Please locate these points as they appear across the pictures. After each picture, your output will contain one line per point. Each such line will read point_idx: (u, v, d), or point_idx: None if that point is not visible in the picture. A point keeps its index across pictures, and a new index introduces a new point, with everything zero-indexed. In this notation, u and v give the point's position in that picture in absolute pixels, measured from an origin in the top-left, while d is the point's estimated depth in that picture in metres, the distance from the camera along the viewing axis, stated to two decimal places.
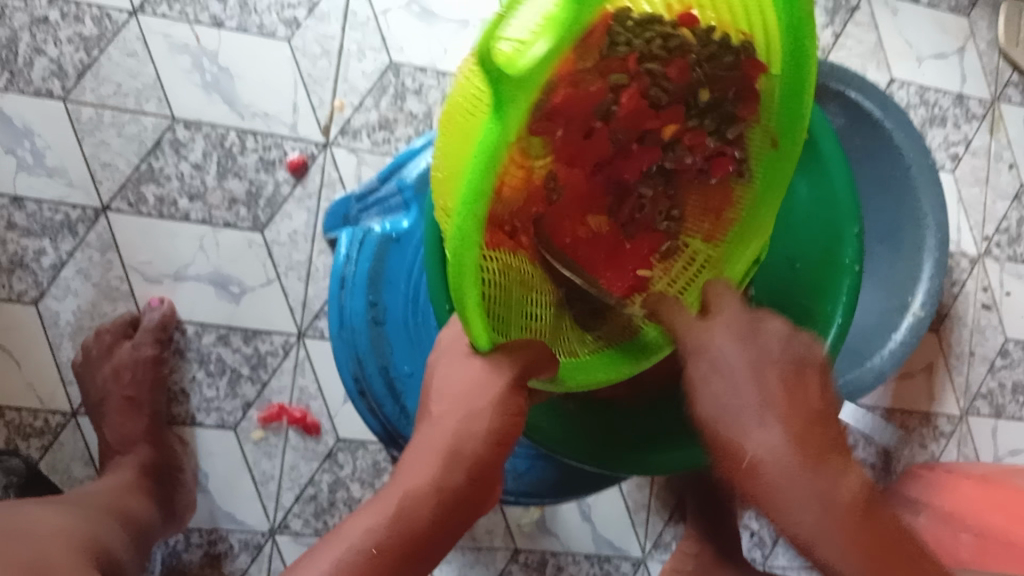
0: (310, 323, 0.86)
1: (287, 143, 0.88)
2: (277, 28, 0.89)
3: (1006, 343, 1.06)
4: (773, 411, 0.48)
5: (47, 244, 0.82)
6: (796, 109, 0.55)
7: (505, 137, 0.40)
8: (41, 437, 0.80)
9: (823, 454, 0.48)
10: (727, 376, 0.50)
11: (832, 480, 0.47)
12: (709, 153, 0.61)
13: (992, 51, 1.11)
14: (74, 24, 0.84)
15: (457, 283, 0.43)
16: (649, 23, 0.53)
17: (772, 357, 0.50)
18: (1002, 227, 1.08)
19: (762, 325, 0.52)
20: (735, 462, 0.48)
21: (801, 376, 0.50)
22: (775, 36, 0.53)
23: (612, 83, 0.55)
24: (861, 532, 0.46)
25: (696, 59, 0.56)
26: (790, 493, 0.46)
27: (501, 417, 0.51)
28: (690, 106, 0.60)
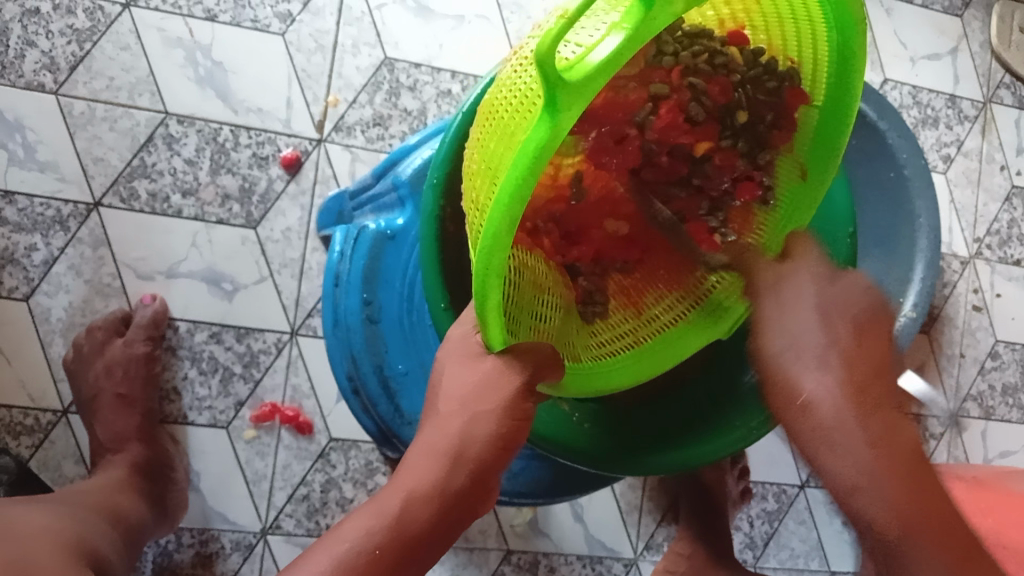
0: (303, 322, 0.86)
1: (280, 138, 0.87)
2: (272, 21, 0.89)
3: (997, 344, 1.06)
4: (838, 354, 0.47)
5: (38, 239, 0.81)
6: (835, 138, 0.59)
7: (552, 144, 0.39)
8: (31, 435, 0.79)
9: (878, 410, 0.46)
10: (793, 315, 0.50)
11: (889, 429, 0.46)
12: (737, 176, 0.62)
13: (984, 52, 1.11)
14: (66, 17, 0.84)
15: (481, 285, 0.43)
16: (696, 36, 0.57)
17: (845, 307, 0.49)
18: (993, 229, 1.09)
19: (842, 277, 0.51)
20: (790, 401, 0.48)
21: (870, 325, 0.49)
22: (824, 70, 0.56)
23: (651, 92, 0.56)
24: (908, 486, 0.45)
25: (739, 80, 0.58)
26: (846, 437, 0.45)
27: (505, 422, 0.51)
28: (724, 126, 0.60)
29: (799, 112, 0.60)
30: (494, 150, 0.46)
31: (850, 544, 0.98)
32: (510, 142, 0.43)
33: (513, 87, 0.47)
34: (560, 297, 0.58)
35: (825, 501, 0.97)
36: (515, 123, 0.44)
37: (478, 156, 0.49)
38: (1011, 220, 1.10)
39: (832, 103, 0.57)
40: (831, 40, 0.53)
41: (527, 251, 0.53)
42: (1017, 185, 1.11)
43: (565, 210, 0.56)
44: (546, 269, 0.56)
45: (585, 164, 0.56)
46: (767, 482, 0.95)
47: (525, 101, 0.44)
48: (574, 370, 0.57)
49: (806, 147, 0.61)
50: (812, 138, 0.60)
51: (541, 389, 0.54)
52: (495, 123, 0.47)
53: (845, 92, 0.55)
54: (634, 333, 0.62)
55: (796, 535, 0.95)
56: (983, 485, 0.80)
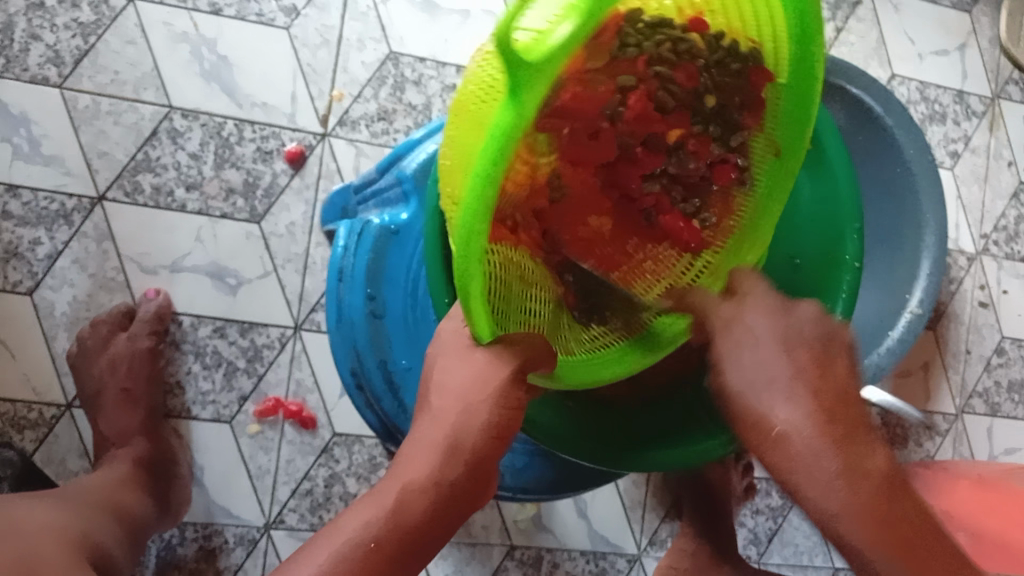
0: (307, 317, 0.86)
1: (285, 133, 0.87)
2: (277, 15, 0.88)
3: (1003, 342, 1.06)
4: (804, 383, 0.47)
5: (42, 233, 0.81)
6: (803, 113, 0.58)
7: (520, 125, 0.39)
8: (36, 429, 0.80)
9: (850, 433, 0.46)
10: (755, 348, 0.49)
11: (862, 456, 0.46)
12: (712, 161, 0.63)
13: (993, 48, 1.10)
14: (71, 11, 0.83)
15: (463, 277, 0.42)
16: (657, 26, 0.56)
17: (802, 337, 0.49)
18: (1001, 226, 1.08)
19: (796, 306, 0.51)
20: (761, 434, 0.47)
21: (828, 353, 0.49)
22: (785, 47, 0.55)
23: (619, 84, 0.56)
24: (886, 514, 0.45)
25: (704, 64, 0.59)
26: (817, 464, 0.45)
27: (499, 410, 0.50)
28: (696, 112, 0.61)
29: (766, 91, 0.60)
30: (460, 145, 0.46)
31: None
32: (475, 132, 0.43)
33: (478, 79, 0.47)
34: (549, 290, 0.57)
35: None
36: (478, 113, 0.44)
37: (449, 152, 0.49)
38: (1019, 217, 1.09)
39: (797, 77, 0.56)
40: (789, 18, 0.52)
41: (514, 247, 0.51)
42: None
43: (547, 205, 0.55)
44: (535, 263, 0.55)
45: (562, 161, 0.54)
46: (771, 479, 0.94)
47: (489, 89, 0.44)
48: (569, 363, 0.55)
49: (779, 127, 0.60)
50: (782, 116, 0.60)
51: (532, 380, 0.52)
52: (462, 116, 0.47)
53: (808, 66, 0.55)
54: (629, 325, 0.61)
55: (799, 532, 0.95)
56: (988, 484, 0.79)
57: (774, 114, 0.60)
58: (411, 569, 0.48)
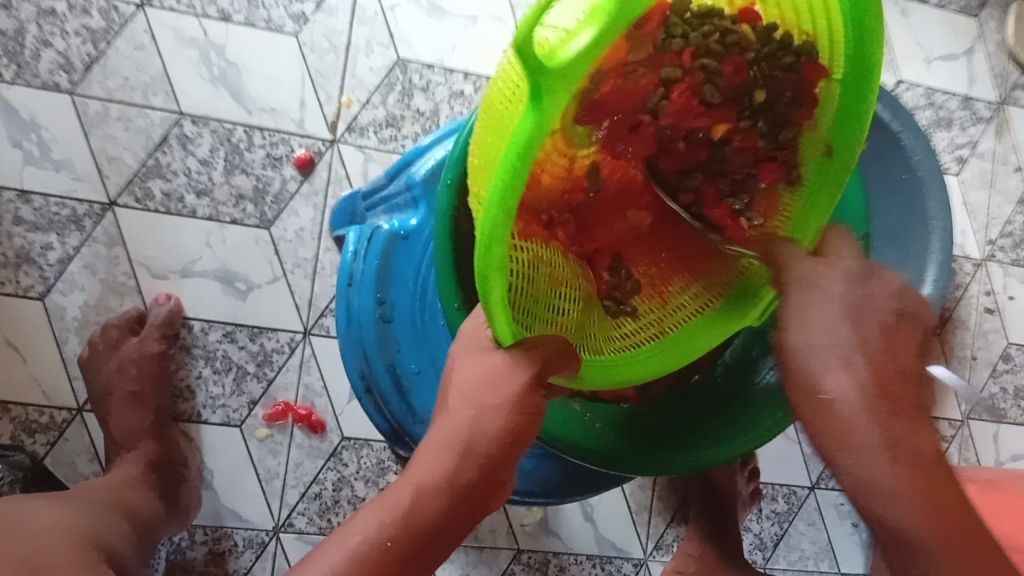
0: (316, 321, 0.87)
1: (294, 139, 0.88)
2: (286, 22, 0.89)
3: (1009, 347, 1.06)
4: (866, 354, 0.46)
5: (53, 238, 0.82)
6: (857, 111, 0.57)
7: (540, 132, 0.40)
8: (46, 432, 0.80)
9: (901, 411, 0.46)
10: (821, 311, 0.48)
11: (910, 437, 0.46)
12: (758, 157, 0.61)
13: (999, 53, 1.11)
14: (81, 17, 0.84)
15: (484, 282, 0.43)
16: (706, 16, 0.57)
17: (872, 310, 0.48)
18: (1007, 231, 1.08)
19: (870, 276, 0.50)
20: (811, 398, 0.47)
21: (896, 328, 0.48)
22: (840, 39, 0.55)
23: (663, 77, 0.57)
24: (925, 493, 0.45)
25: (753, 58, 0.58)
26: (863, 436, 0.45)
27: (514, 415, 0.50)
28: (743, 107, 0.60)
29: (819, 87, 0.59)
30: (486, 151, 0.47)
31: (860, 547, 0.97)
32: (499, 138, 0.44)
33: (504, 80, 0.47)
34: (579, 287, 0.57)
35: (835, 503, 0.97)
36: (501, 120, 0.45)
37: (478, 152, 0.49)
38: None
39: (852, 70, 0.56)
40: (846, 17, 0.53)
41: (543, 244, 0.53)
42: None
43: (582, 200, 0.56)
44: (564, 262, 0.56)
45: (601, 154, 0.57)
46: (777, 484, 0.94)
47: (513, 93, 0.44)
48: (594, 362, 0.56)
49: (829, 125, 0.60)
50: (834, 113, 0.59)
51: (554, 382, 0.52)
52: (489, 118, 0.48)
53: (866, 57, 0.54)
54: (658, 323, 0.61)
55: (805, 537, 0.95)
56: (997, 488, 0.80)
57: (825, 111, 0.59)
58: (423, 569, 0.49)
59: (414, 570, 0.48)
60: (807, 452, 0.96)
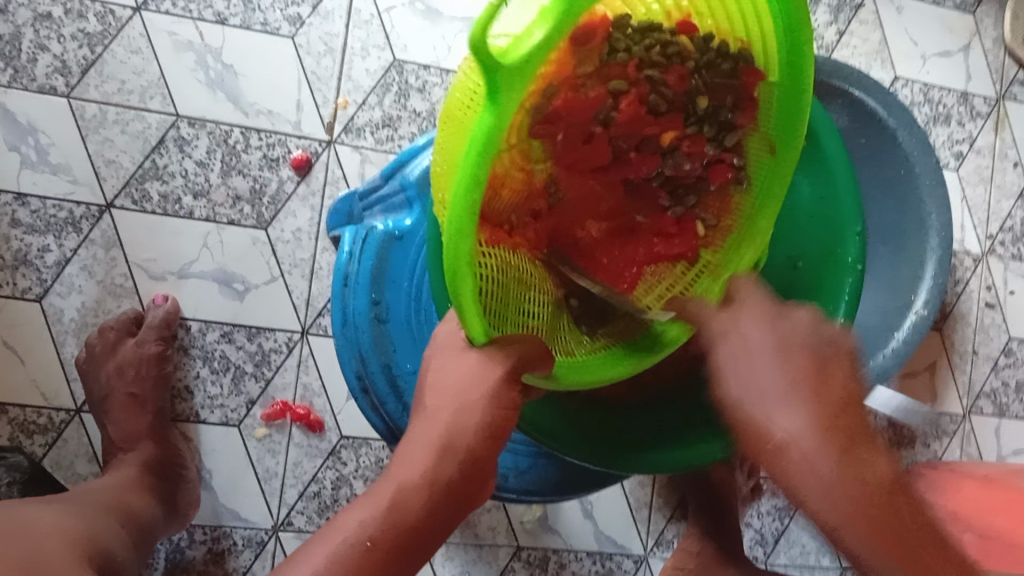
0: (314, 321, 0.87)
1: (291, 140, 0.88)
2: (282, 25, 0.89)
3: (1010, 342, 1.06)
4: (805, 392, 0.47)
5: (51, 241, 0.82)
6: (796, 114, 0.58)
7: (500, 126, 0.40)
8: (44, 434, 0.80)
9: (850, 441, 0.46)
10: (755, 360, 0.49)
11: (866, 464, 0.46)
12: (709, 160, 0.63)
13: (997, 48, 1.10)
14: (77, 22, 0.85)
15: (455, 279, 0.43)
16: (647, 30, 0.55)
17: (800, 347, 0.50)
18: (1007, 226, 1.08)
19: (789, 314, 0.52)
20: (761, 442, 0.47)
21: (829, 362, 0.49)
22: (773, 41, 0.55)
23: (611, 88, 0.57)
24: (889, 521, 0.45)
25: (694, 66, 0.58)
26: (816, 474, 0.45)
27: (493, 411, 0.51)
28: (689, 114, 0.61)
29: (758, 91, 0.59)
30: (445, 152, 0.48)
31: None
32: (457, 138, 0.45)
33: (459, 89, 0.48)
34: (546, 292, 0.58)
35: None
36: (458, 121, 0.46)
37: (437, 160, 0.50)
38: None
39: (788, 65, 0.56)
40: (779, 30, 0.54)
41: (511, 249, 0.52)
42: None
43: (545, 208, 0.56)
44: (531, 264, 0.55)
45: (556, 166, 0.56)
46: None
47: (469, 96, 0.45)
48: (566, 363, 0.55)
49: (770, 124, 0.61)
50: (776, 116, 0.60)
51: (528, 382, 0.52)
52: (445, 127, 0.49)
53: (799, 43, 0.54)
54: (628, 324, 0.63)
55: (807, 532, 0.95)
56: (995, 484, 0.79)
57: (767, 110, 0.60)
58: (410, 567, 0.48)
59: (399, 571, 0.48)
60: None
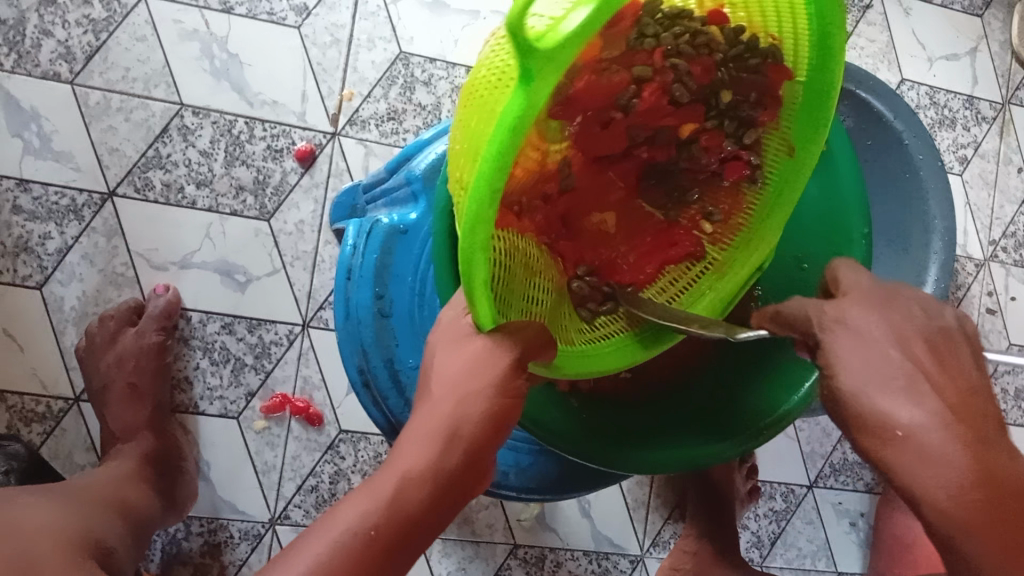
0: (315, 314, 0.86)
1: (294, 131, 0.88)
2: (287, 14, 0.89)
3: (1011, 348, 1.05)
4: (926, 381, 0.43)
5: (53, 228, 0.82)
6: (822, 111, 0.58)
7: (531, 111, 0.40)
8: (43, 423, 0.80)
9: (980, 433, 0.42)
10: (867, 347, 0.44)
11: (998, 463, 0.42)
12: (724, 157, 0.63)
13: (1004, 53, 1.10)
14: (82, 7, 0.84)
15: (467, 262, 0.43)
16: (676, 17, 0.55)
17: (915, 327, 0.45)
18: (1010, 232, 1.07)
19: (897, 301, 0.46)
20: (881, 435, 0.43)
21: (947, 349, 0.45)
22: (804, 39, 0.55)
23: (634, 75, 0.55)
24: (1022, 522, 0.41)
25: (722, 59, 0.57)
26: (945, 465, 0.41)
27: (499, 398, 0.50)
28: (710, 107, 0.60)
29: (782, 88, 0.59)
30: (471, 127, 0.47)
31: (858, 546, 0.97)
32: (483, 120, 0.44)
33: (489, 66, 0.47)
34: (550, 279, 0.57)
35: (833, 502, 0.96)
36: (485, 101, 0.45)
37: (459, 138, 0.49)
38: None
39: (819, 60, 0.55)
40: (811, 25, 0.53)
41: (519, 235, 0.52)
42: None
43: (556, 191, 0.55)
44: (537, 250, 0.55)
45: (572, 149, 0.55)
46: (775, 482, 0.94)
47: (500, 78, 0.44)
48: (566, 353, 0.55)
49: (792, 122, 0.60)
50: (800, 109, 0.59)
51: (534, 369, 0.52)
52: (470, 104, 0.48)
53: (829, 43, 0.53)
54: (628, 317, 0.62)
55: (803, 535, 0.95)
56: None
57: (790, 109, 0.60)
58: (409, 555, 0.49)
59: (398, 560, 0.48)
60: (806, 451, 0.96)
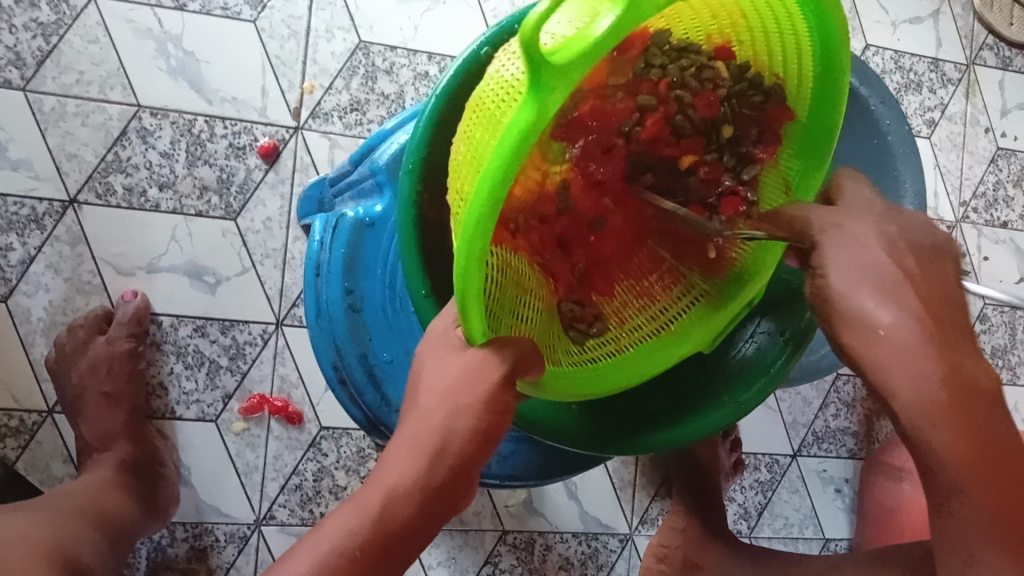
0: (288, 312, 0.85)
1: (256, 128, 0.86)
2: (242, 8, 0.87)
3: (985, 307, 1.07)
4: (912, 286, 0.44)
5: (14, 239, 0.80)
6: (823, 144, 0.60)
7: (536, 127, 0.39)
8: (17, 437, 0.79)
9: (951, 339, 0.43)
10: (863, 248, 0.44)
11: (964, 368, 0.43)
12: (722, 190, 0.60)
13: (967, 14, 1.10)
14: (30, 10, 0.82)
15: (464, 277, 0.42)
16: (683, 50, 0.56)
17: (909, 238, 0.46)
18: (979, 192, 1.08)
19: (897, 215, 0.47)
20: (862, 333, 0.43)
21: (936, 258, 0.46)
22: (808, 74, 0.58)
23: (638, 104, 0.56)
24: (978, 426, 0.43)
25: (725, 94, 0.58)
26: (913, 364, 0.43)
27: (487, 415, 0.50)
28: (711, 141, 0.59)
29: (785, 128, 0.61)
30: (477, 138, 0.46)
31: (844, 512, 0.98)
32: (490, 132, 0.44)
33: (500, 79, 0.47)
34: (542, 297, 0.57)
35: (817, 470, 0.97)
36: (493, 114, 0.45)
37: (465, 148, 0.48)
38: (997, 182, 1.09)
39: (822, 94, 0.58)
40: (818, 53, 0.56)
41: (511, 251, 0.52)
42: (1002, 147, 1.10)
43: (553, 213, 0.55)
44: (530, 270, 0.56)
45: (573, 172, 0.55)
46: (759, 453, 0.95)
47: (510, 91, 0.44)
48: (555, 370, 0.55)
49: (792, 161, 0.62)
50: (798, 146, 0.62)
51: (520, 388, 0.52)
52: (478, 114, 0.48)
53: (834, 58, 0.55)
54: (616, 340, 0.60)
55: (789, 504, 0.96)
56: None
57: (788, 150, 0.62)
58: (394, 570, 0.49)
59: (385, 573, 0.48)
60: (787, 420, 0.96)
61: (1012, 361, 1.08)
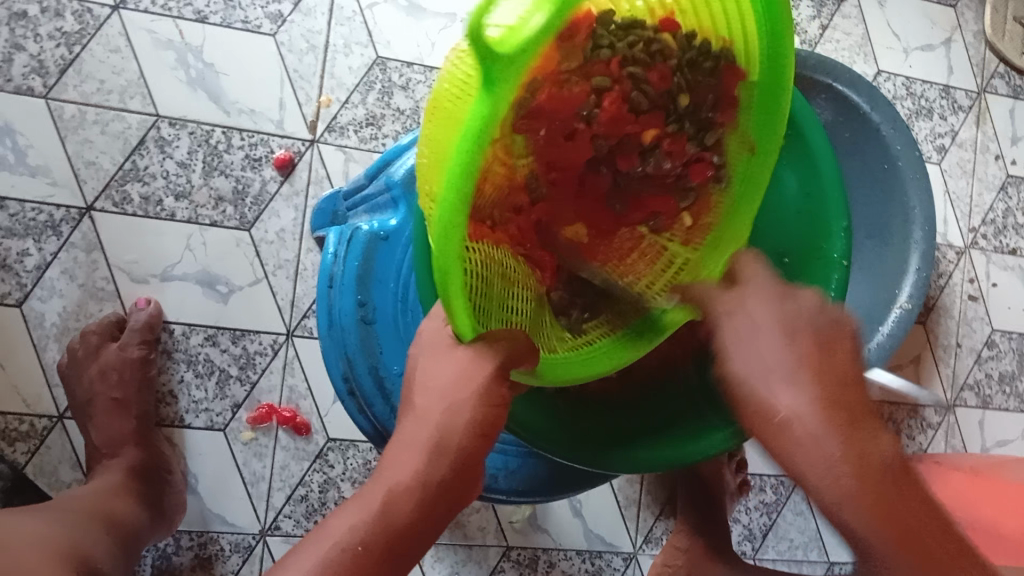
0: (299, 322, 0.86)
1: (273, 139, 0.87)
2: (263, 22, 0.88)
3: (993, 334, 1.07)
4: (807, 371, 0.49)
5: (31, 244, 0.81)
6: (774, 105, 0.58)
7: (491, 116, 0.40)
8: (27, 441, 0.79)
9: (853, 418, 0.48)
10: (760, 335, 0.51)
11: (867, 445, 0.47)
12: (688, 160, 0.62)
13: (978, 42, 1.11)
14: (54, 20, 0.83)
15: (443, 274, 0.43)
16: (629, 27, 0.56)
17: (804, 322, 0.52)
18: (989, 219, 1.09)
19: (795, 295, 0.54)
20: (764, 418, 0.49)
21: (834, 339, 0.51)
22: (755, 41, 0.56)
23: (593, 85, 0.57)
24: (890, 500, 0.46)
25: (677, 65, 0.59)
26: (815, 447, 0.47)
27: (483, 408, 0.50)
28: (670, 112, 0.61)
29: (738, 90, 0.60)
30: (436, 139, 0.47)
31: None
32: (447, 130, 0.44)
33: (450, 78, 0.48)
34: (532, 287, 0.58)
35: None
36: (448, 112, 0.46)
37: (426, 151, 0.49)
38: (1007, 210, 1.10)
39: (769, 57, 0.56)
40: (759, 16, 0.54)
41: (495, 245, 0.52)
42: (1012, 175, 1.11)
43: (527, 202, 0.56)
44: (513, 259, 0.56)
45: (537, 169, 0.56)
46: (764, 475, 0.95)
47: (462, 87, 0.45)
48: (551, 359, 0.56)
49: (749, 122, 0.61)
50: (755, 109, 0.60)
51: (517, 377, 0.52)
52: (434, 116, 0.48)
53: (776, 24, 0.53)
54: (609, 323, 0.63)
55: (794, 527, 0.96)
56: (981, 475, 0.84)
57: (746, 110, 0.61)
58: (400, 569, 0.48)
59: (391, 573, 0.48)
60: None
61: (1019, 389, 1.08)
